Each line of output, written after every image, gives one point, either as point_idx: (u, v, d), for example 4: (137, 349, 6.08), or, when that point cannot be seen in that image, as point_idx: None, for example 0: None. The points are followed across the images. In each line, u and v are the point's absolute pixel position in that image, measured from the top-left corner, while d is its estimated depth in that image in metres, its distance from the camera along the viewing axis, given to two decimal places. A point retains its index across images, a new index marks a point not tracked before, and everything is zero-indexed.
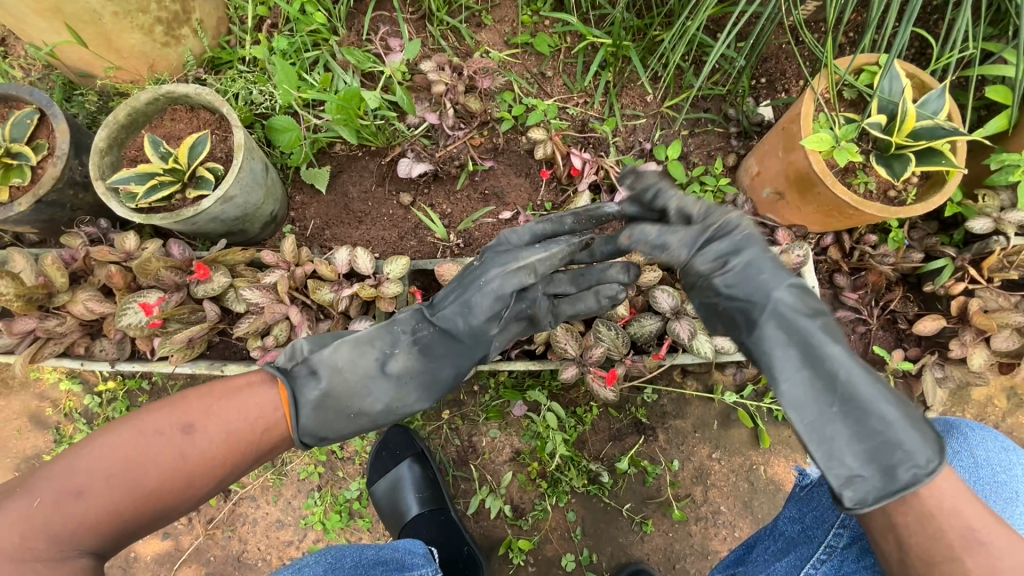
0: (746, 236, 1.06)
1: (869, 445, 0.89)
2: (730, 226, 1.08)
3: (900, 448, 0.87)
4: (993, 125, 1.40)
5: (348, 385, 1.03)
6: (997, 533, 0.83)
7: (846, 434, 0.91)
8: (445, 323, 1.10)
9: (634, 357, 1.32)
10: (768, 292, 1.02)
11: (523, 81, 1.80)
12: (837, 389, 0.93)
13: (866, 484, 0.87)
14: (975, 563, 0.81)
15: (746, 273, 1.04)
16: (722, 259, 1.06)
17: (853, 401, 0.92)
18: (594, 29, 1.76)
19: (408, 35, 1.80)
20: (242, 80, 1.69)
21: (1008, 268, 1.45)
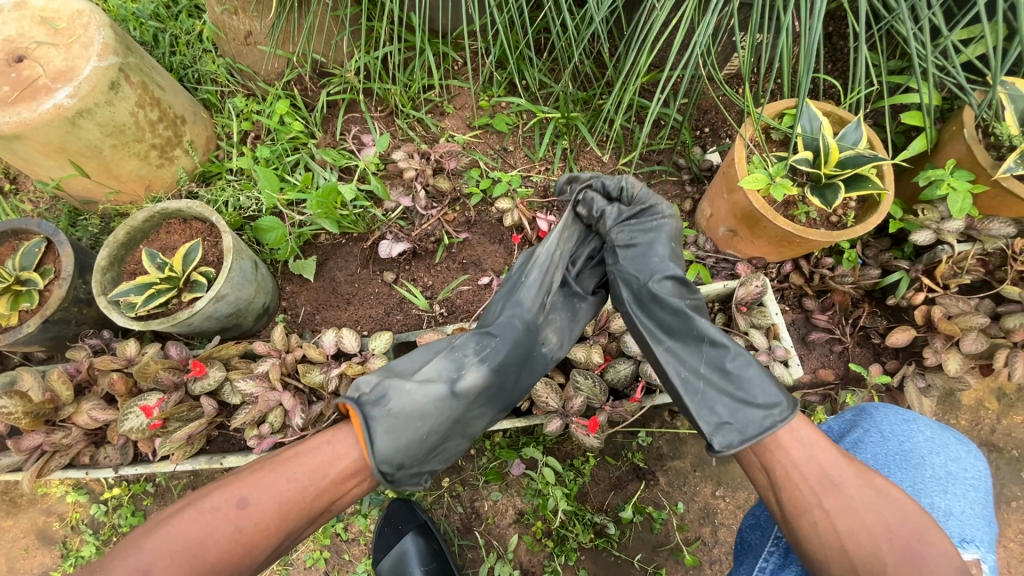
0: (660, 226, 1.28)
1: (737, 398, 1.13)
2: (657, 216, 1.29)
3: (756, 400, 1.12)
4: (915, 146, 1.52)
5: (415, 405, 1.10)
6: (849, 475, 1.01)
7: (717, 394, 1.15)
8: (506, 333, 1.20)
9: (613, 403, 1.36)
10: (651, 275, 1.24)
11: (487, 157, 1.96)
12: (711, 346, 1.19)
13: (733, 433, 1.10)
14: (832, 504, 0.99)
15: (648, 256, 1.26)
16: (633, 235, 1.29)
17: (717, 364, 1.17)
18: (543, 107, 1.94)
19: (378, 130, 1.99)
20: (230, 189, 1.85)
21: (961, 274, 1.53)
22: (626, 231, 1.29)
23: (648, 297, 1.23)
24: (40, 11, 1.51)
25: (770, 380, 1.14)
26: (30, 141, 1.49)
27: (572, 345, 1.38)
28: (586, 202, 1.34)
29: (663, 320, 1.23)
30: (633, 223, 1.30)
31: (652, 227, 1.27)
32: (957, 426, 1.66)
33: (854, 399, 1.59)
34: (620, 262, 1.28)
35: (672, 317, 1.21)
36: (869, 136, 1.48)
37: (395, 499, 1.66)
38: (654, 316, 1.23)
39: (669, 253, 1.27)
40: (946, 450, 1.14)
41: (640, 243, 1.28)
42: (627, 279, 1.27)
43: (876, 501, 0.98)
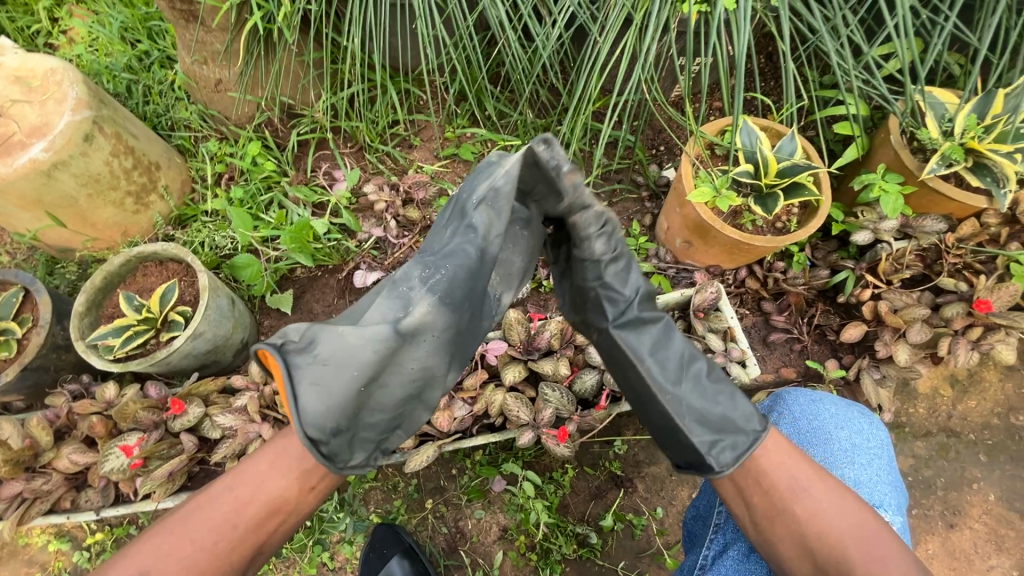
0: (615, 227, 1.18)
1: (721, 411, 1.12)
2: (608, 219, 1.17)
3: (734, 413, 1.12)
4: (848, 154, 1.64)
5: (349, 349, 0.99)
6: (815, 479, 1.03)
7: (700, 409, 1.12)
8: (458, 257, 1.05)
9: (581, 412, 1.42)
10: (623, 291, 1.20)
11: (455, 185, 2.04)
12: (680, 356, 1.19)
13: (727, 449, 1.08)
14: (802, 508, 1.00)
15: (615, 265, 1.20)
16: (607, 231, 1.18)
17: (694, 377, 1.16)
18: (505, 135, 2.04)
19: (349, 165, 2.07)
20: (206, 230, 1.91)
21: (901, 269, 1.64)
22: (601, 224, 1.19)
23: (626, 309, 1.20)
24: (16, 70, 1.58)
25: (742, 395, 1.15)
26: (6, 195, 1.54)
27: (540, 359, 1.45)
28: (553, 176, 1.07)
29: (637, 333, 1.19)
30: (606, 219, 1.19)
31: (613, 227, 1.18)
32: (915, 414, 1.74)
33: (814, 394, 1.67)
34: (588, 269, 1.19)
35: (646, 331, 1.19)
36: (804, 146, 1.59)
37: (379, 524, 1.65)
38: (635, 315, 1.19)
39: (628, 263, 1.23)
40: (850, 424, 1.22)
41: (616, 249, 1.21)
42: (611, 295, 1.21)
43: (841, 502, 1.00)
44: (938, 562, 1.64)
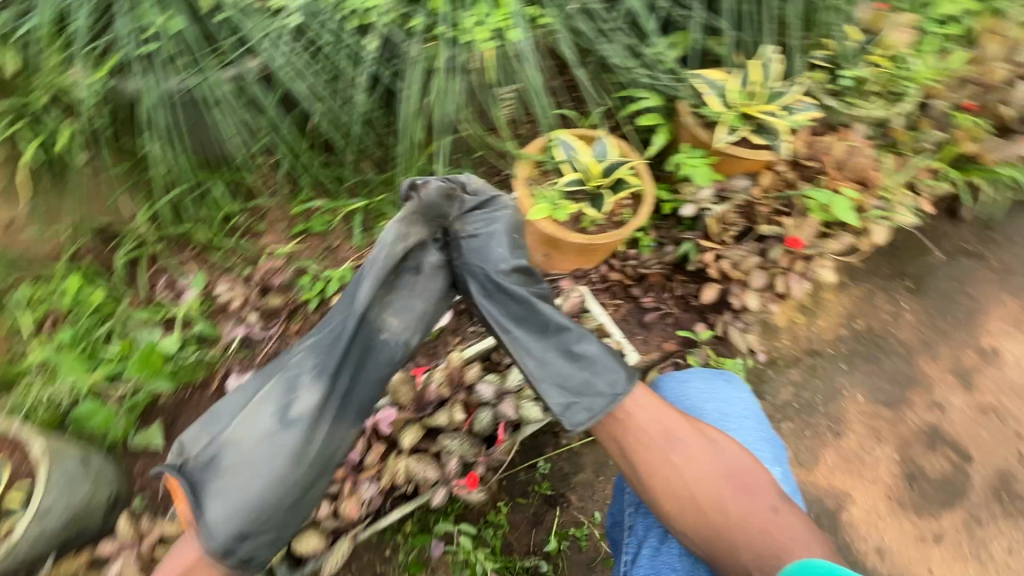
0: (503, 221, 1.43)
1: (585, 375, 1.31)
2: (498, 216, 1.44)
3: (597, 376, 1.30)
4: (658, 139, 1.83)
5: (244, 457, 1.21)
6: (684, 426, 1.19)
7: (563, 375, 1.33)
8: (325, 350, 1.31)
9: (487, 452, 1.42)
10: (500, 276, 1.39)
11: (314, 259, 1.97)
12: (557, 331, 1.37)
13: (582, 409, 1.27)
14: (674, 453, 1.16)
15: (491, 255, 1.40)
16: (484, 229, 1.43)
17: (564, 345, 1.36)
18: (350, 199, 2.02)
19: (193, 270, 1.95)
20: (32, 387, 1.64)
21: (727, 228, 1.83)
22: (478, 225, 1.44)
23: (500, 299, 1.39)
24: None
25: (613, 357, 1.32)
26: None
27: (434, 412, 1.45)
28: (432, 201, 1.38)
29: (516, 317, 1.39)
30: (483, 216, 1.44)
31: (496, 224, 1.42)
32: (782, 346, 1.95)
33: (695, 358, 1.81)
34: (470, 265, 1.41)
35: (520, 310, 1.38)
36: (617, 145, 1.75)
37: None
38: (512, 306, 1.38)
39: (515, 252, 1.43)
40: (715, 394, 1.33)
41: (487, 236, 1.42)
42: (482, 281, 1.41)
43: (707, 443, 1.16)
44: (837, 470, 1.83)
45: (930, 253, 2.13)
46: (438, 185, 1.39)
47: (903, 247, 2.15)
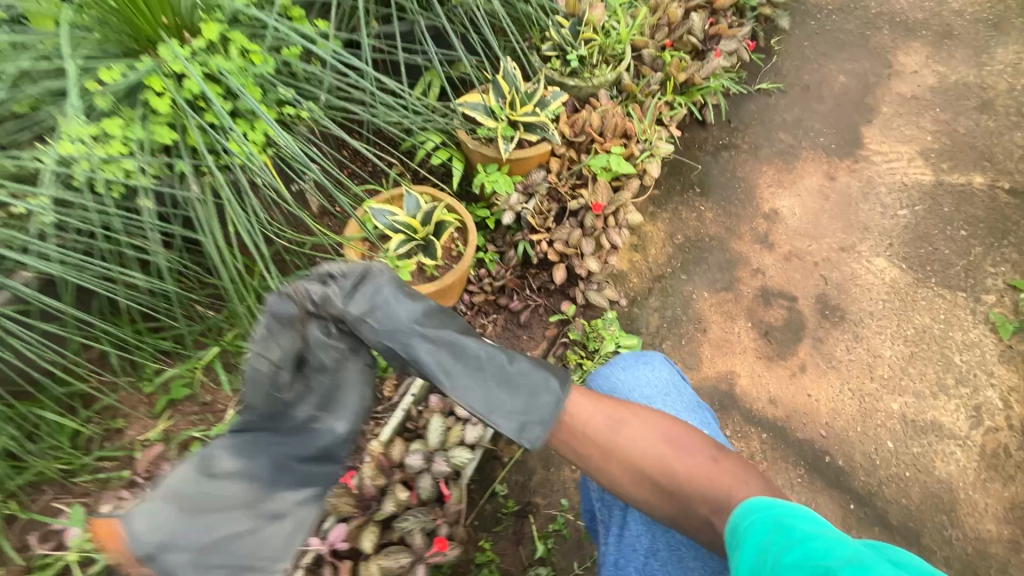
0: (385, 279, 1.26)
1: (526, 393, 1.18)
2: (376, 277, 1.26)
3: (544, 386, 1.19)
4: (456, 170, 2.08)
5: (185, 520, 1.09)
6: (618, 410, 1.15)
7: (507, 399, 1.18)
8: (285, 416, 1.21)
9: (442, 511, 1.55)
10: (406, 333, 1.22)
11: (198, 424, 1.92)
12: (490, 359, 1.23)
13: (535, 425, 1.15)
14: (617, 439, 1.11)
15: (390, 316, 1.23)
16: (369, 296, 1.24)
17: (498, 372, 1.22)
18: (201, 352, 1.96)
19: (63, 506, 1.76)
20: None
21: (545, 216, 2.08)
22: (360, 293, 1.24)
23: (415, 352, 1.21)
24: None
25: (544, 366, 1.22)
26: None
27: (380, 505, 1.52)
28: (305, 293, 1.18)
29: (439, 362, 1.21)
30: (362, 284, 1.25)
31: (380, 287, 1.25)
32: (631, 288, 2.30)
33: (575, 332, 2.04)
34: (371, 334, 1.22)
35: (440, 357, 1.22)
36: (424, 193, 1.92)
37: None
38: (434, 355, 1.22)
39: (413, 302, 1.27)
40: (636, 378, 1.39)
41: (380, 304, 1.24)
42: (393, 341, 1.22)
43: (642, 422, 1.13)
44: (717, 356, 2.19)
45: (697, 163, 2.61)
46: (286, 293, 1.14)
47: (679, 164, 2.61)
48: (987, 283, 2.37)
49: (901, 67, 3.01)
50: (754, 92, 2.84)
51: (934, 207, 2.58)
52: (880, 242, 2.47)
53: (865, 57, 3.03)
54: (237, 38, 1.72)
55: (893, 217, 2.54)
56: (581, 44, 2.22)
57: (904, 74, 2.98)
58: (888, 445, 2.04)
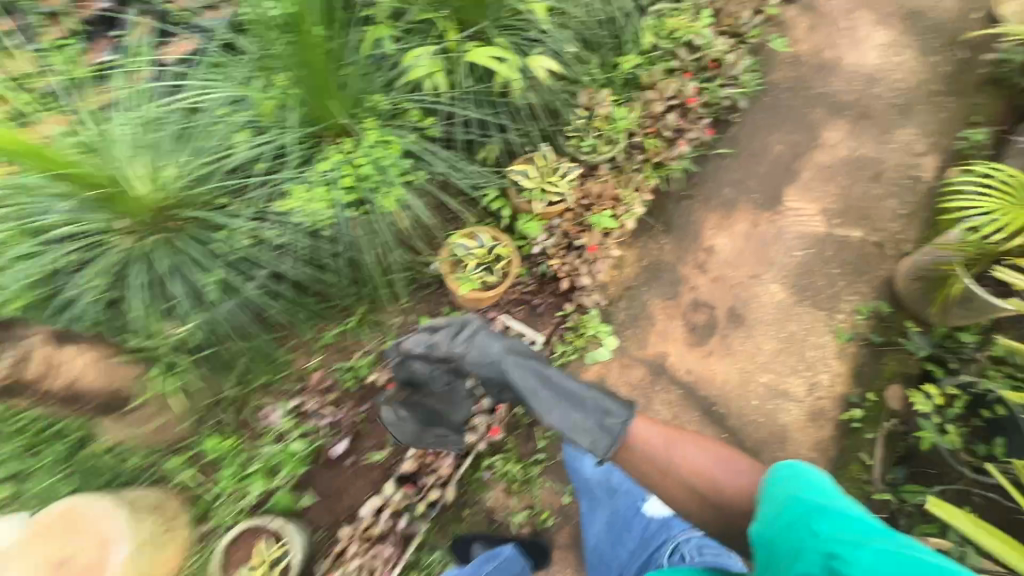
0: (477, 332, 2.31)
1: (590, 415, 2.06)
2: (468, 329, 2.33)
3: (605, 407, 2.07)
4: (506, 213, 3.28)
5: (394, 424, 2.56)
6: (686, 447, 2.02)
7: (579, 419, 2.05)
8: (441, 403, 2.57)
9: (495, 416, 3.05)
10: (498, 366, 2.23)
11: (341, 358, 3.17)
12: (559, 387, 2.13)
13: (601, 440, 2.01)
14: (683, 463, 1.98)
15: (485, 356, 2.25)
16: (466, 345, 2.28)
17: (572, 399, 2.10)
18: (343, 316, 3.19)
19: (269, 400, 3.05)
20: (230, 505, 2.81)
21: (558, 248, 3.31)
22: (461, 344, 2.29)
23: (507, 379, 2.21)
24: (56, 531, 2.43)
25: (605, 398, 2.10)
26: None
27: None
28: (431, 343, 2.32)
29: (529, 387, 2.15)
30: (459, 334, 2.33)
31: (473, 335, 2.30)
32: (609, 293, 3.55)
33: (570, 322, 3.31)
34: (478, 368, 2.25)
35: (529, 384, 2.16)
36: (487, 232, 3.18)
37: (455, 540, 2.88)
38: (524, 382, 2.15)
39: (498, 346, 2.27)
40: None
41: (477, 348, 2.27)
42: (492, 372, 2.25)
43: (700, 456, 2.00)
44: (659, 341, 3.48)
45: (664, 209, 3.80)
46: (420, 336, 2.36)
47: (652, 209, 3.80)
48: (843, 306, 3.63)
49: (825, 140, 4.12)
50: (712, 156, 3.98)
51: (822, 250, 3.79)
52: (777, 274, 3.70)
53: (799, 131, 4.14)
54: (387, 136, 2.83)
55: (792, 255, 3.76)
56: (591, 133, 3.43)
57: (825, 146, 4.10)
58: (753, 403, 3.38)
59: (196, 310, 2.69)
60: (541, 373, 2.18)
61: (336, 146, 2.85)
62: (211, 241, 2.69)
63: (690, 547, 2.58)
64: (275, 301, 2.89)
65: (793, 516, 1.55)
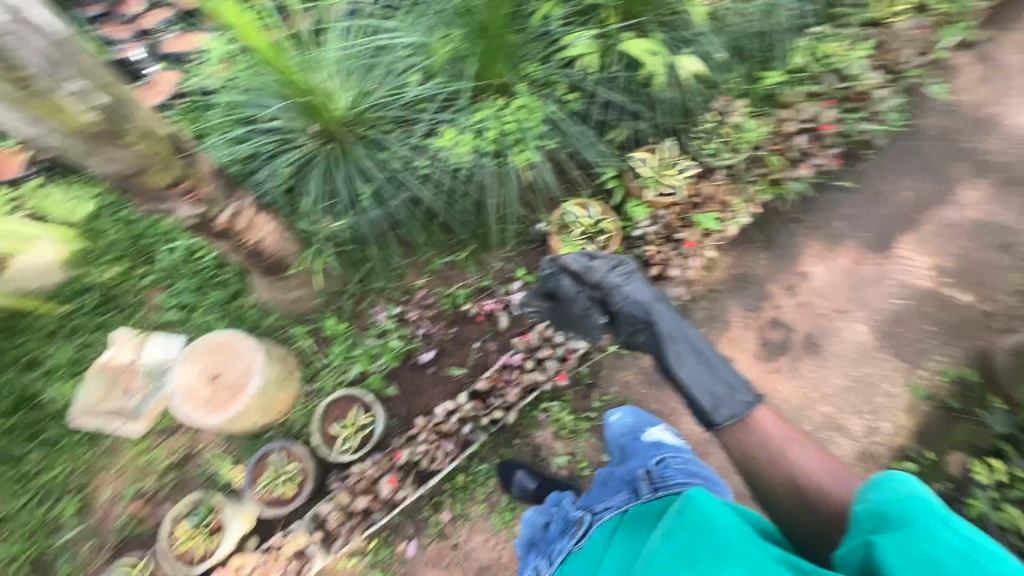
0: (635, 279, 2.66)
1: (717, 384, 2.29)
2: (629, 274, 2.68)
3: (734, 385, 2.27)
4: (619, 194, 3.54)
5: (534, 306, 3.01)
6: (808, 454, 2.09)
7: (705, 383, 2.31)
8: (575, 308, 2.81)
9: (565, 366, 3.41)
10: (647, 312, 2.55)
11: (444, 283, 3.61)
12: (696, 349, 2.43)
13: (722, 407, 2.22)
14: (796, 461, 2.06)
15: (636, 299, 2.58)
16: (621, 282, 2.63)
17: (704, 364, 2.38)
18: (455, 248, 3.63)
19: (379, 301, 3.57)
20: (334, 375, 3.40)
21: (659, 235, 3.51)
22: (616, 279, 2.65)
23: (649, 325, 2.54)
24: (206, 348, 3.02)
25: (736, 376, 2.31)
26: (253, 410, 3.03)
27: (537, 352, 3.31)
28: (592, 271, 2.70)
29: (669, 339, 2.47)
30: (618, 271, 2.69)
31: (632, 279, 2.65)
32: (693, 290, 3.75)
33: None
34: (626, 306, 2.59)
35: (668, 336, 2.48)
36: (599, 207, 3.47)
37: (503, 462, 3.28)
38: (666, 333, 2.48)
39: (653, 297, 2.59)
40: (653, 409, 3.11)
41: (632, 289, 2.61)
42: (638, 314, 2.57)
43: (820, 467, 2.04)
44: (729, 346, 3.67)
45: (770, 226, 3.89)
46: (584, 262, 2.74)
47: (758, 223, 3.90)
48: (928, 363, 3.60)
49: (960, 197, 3.97)
50: (833, 186, 3.99)
51: (922, 304, 3.74)
52: (867, 315, 3.72)
53: (934, 181, 4.02)
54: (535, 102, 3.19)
55: (888, 302, 3.75)
56: (717, 138, 3.62)
57: (958, 203, 3.95)
58: (805, 428, 3.50)
59: (348, 212, 3.25)
60: (684, 333, 2.48)
61: (491, 101, 3.26)
62: (374, 158, 3.24)
63: (675, 462, 2.48)
64: (409, 220, 3.41)
65: (907, 507, 1.40)
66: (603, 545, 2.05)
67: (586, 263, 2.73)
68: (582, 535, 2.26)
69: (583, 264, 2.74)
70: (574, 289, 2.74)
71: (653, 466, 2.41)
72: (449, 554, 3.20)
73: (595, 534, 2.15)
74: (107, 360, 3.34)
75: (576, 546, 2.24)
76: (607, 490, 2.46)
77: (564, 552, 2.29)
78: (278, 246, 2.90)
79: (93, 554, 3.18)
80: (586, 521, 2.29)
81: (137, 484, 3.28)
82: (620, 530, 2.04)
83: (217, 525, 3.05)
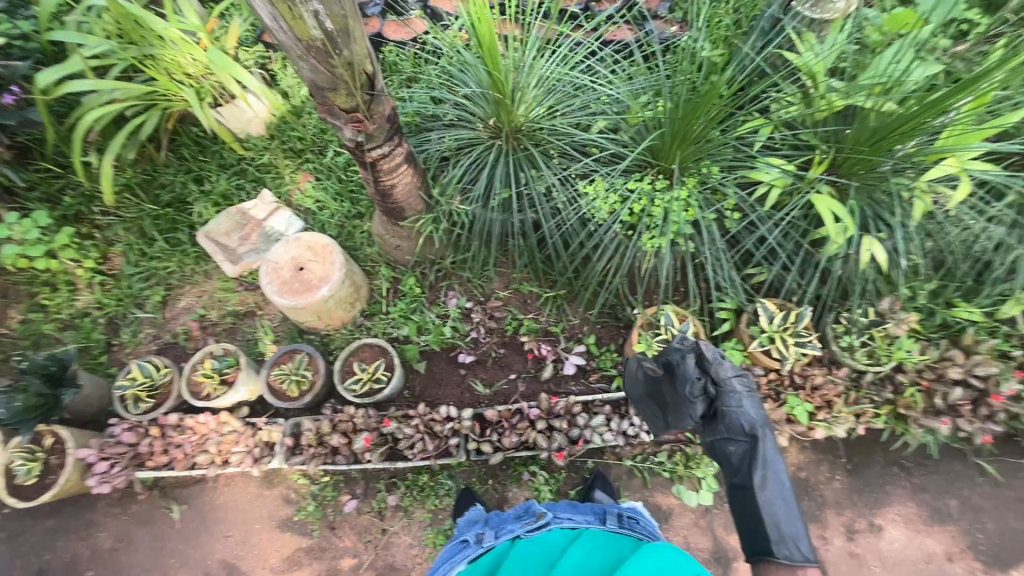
0: (751, 393, 2.45)
1: (786, 527, 2.26)
2: (747, 385, 2.46)
3: (800, 534, 2.24)
4: (724, 326, 3.29)
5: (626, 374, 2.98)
6: None
7: (777, 520, 2.27)
8: (669, 397, 2.66)
9: (571, 448, 3.20)
10: (748, 431, 2.38)
11: (519, 307, 3.68)
12: (780, 482, 2.35)
13: (784, 548, 2.21)
14: None
15: (745, 416, 2.38)
16: (743, 391, 2.41)
17: (781, 502, 2.32)
18: (546, 285, 3.66)
19: (458, 288, 3.72)
20: (384, 324, 3.63)
21: None
22: (739, 386, 2.43)
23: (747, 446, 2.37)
24: (307, 240, 3.38)
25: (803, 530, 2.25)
26: (308, 312, 3.34)
27: (555, 419, 3.22)
28: (716, 367, 2.46)
29: (757, 466, 2.36)
30: (740, 379, 2.46)
31: (749, 393, 2.44)
32: None
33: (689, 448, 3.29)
34: (732, 419, 2.39)
35: (758, 463, 2.36)
36: (697, 328, 3.26)
37: (464, 489, 3.25)
38: (765, 458, 2.35)
39: (761, 418, 2.40)
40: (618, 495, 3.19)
41: (747, 404, 2.40)
42: (738, 431, 2.39)
43: None
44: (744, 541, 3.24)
45: (868, 454, 3.35)
46: (714, 355, 2.49)
47: (858, 443, 3.36)
48: None
49: None
50: (971, 461, 3.30)
51: None
52: None
53: None
54: (693, 200, 3.07)
55: None
56: (861, 337, 3.17)
57: None
58: None
59: (476, 201, 3.41)
60: (774, 466, 2.37)
61: (652, 178, 3.22)
62: (525, 170, 3.37)
63: (646, 523, 2.71)
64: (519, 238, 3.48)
65: None
66: (560, 547, 2.34)
67: (711, 354, 2.50)
68: (537, 527, 2.50)
69: (713, 355, 2.49)
70: (684, 380, 2.50)
71: (625, 513, 2.68)
72: (374, 533, 3.29)
73: (553, 532, 2.45)
74: (246, 207, 3.91)
75: (528, 532, 2.47)
76: (575, 508, 2.71)
77: (513, 532, 2.49)
78: (405, 197, 3.13)
79: (149, 339, 3.77)
80: (546, 517, 2.53)
81: (206, 309, 3.81)
82: (583, 538, 2.34)
83: (228, 379, 3.31)
